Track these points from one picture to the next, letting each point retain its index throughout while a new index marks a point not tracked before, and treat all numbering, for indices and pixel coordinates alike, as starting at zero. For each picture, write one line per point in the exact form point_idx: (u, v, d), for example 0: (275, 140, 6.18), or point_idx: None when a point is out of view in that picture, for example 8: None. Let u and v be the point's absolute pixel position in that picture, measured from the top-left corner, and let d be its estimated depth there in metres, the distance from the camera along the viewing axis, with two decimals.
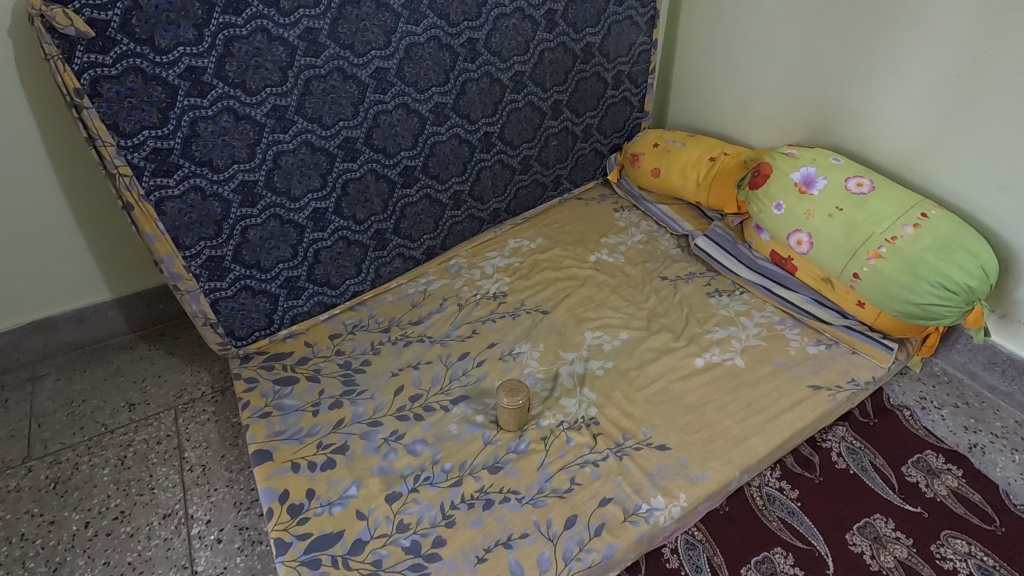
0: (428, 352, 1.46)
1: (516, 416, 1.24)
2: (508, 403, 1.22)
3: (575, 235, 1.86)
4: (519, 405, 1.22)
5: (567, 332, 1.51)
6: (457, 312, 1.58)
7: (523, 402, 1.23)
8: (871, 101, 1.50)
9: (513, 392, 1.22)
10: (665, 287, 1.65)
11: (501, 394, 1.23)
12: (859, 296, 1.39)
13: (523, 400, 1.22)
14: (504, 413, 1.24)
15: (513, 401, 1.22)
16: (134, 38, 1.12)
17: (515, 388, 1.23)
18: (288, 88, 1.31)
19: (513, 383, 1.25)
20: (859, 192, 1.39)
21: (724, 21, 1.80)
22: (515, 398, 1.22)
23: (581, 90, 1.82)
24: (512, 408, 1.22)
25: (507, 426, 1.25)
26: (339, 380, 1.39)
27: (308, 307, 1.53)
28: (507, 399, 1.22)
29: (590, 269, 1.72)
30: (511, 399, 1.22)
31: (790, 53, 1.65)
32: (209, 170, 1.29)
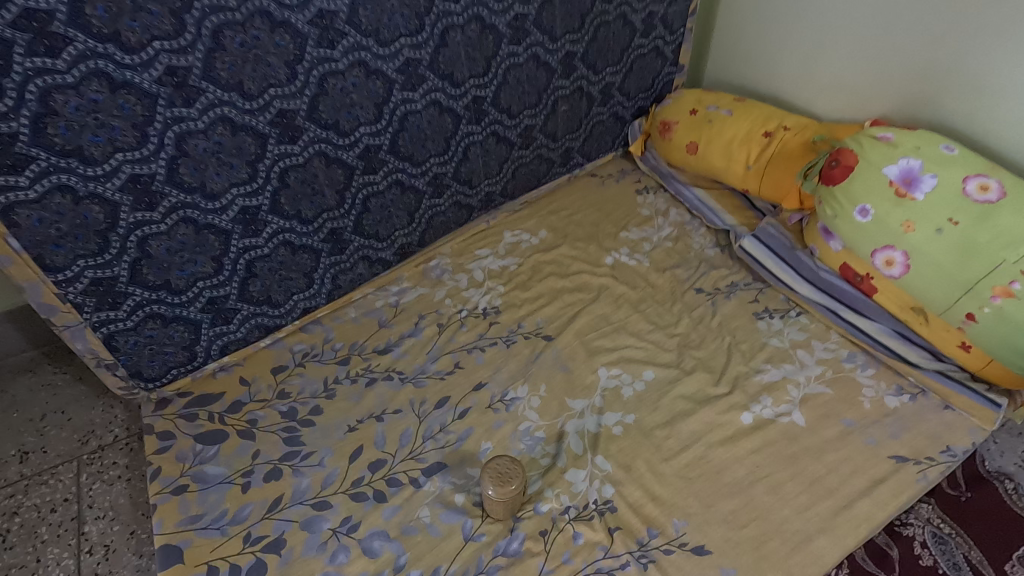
0: (397, 396, 1.14)
1: (508, 507, 0.94)
2: (497, 493, 0.92)
3: (586, 227, 1.49)
4: (511, 496, 0.92)
5: (575, 370, 1.18)
6: (435, 336, 1.25)
7: (516, 492, 0.92)
8: (1003, 58, 1.09)
9: (502, 480, 0.92)
10: (700, 304, 1.31)
11: (486, 480, 0.93)
12: (965, 338, 1.06)
13: (517, 489, 0.92)
14: (493, 504, 0.94)
15: (503, 490, 0.91)
16: None
17: (506, 471, 0.93)
18: (187, 42, 0.91)
19: (501, 462, 0.95)
20: (981, 200, 1.02)
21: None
22: (507, 487, 0.91)
23: (602, 39, 1.40)
24: (502, 499, 0.92)
25: (496, 515, 0.95)
26: (280, 437, 1.07)
27: (242, 333, 1.19)
28: (495, 488, 0.92)
29: (605, 277, 1.37)
30: (501, 488, 0.91)
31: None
32: (79, 163, 0.91)
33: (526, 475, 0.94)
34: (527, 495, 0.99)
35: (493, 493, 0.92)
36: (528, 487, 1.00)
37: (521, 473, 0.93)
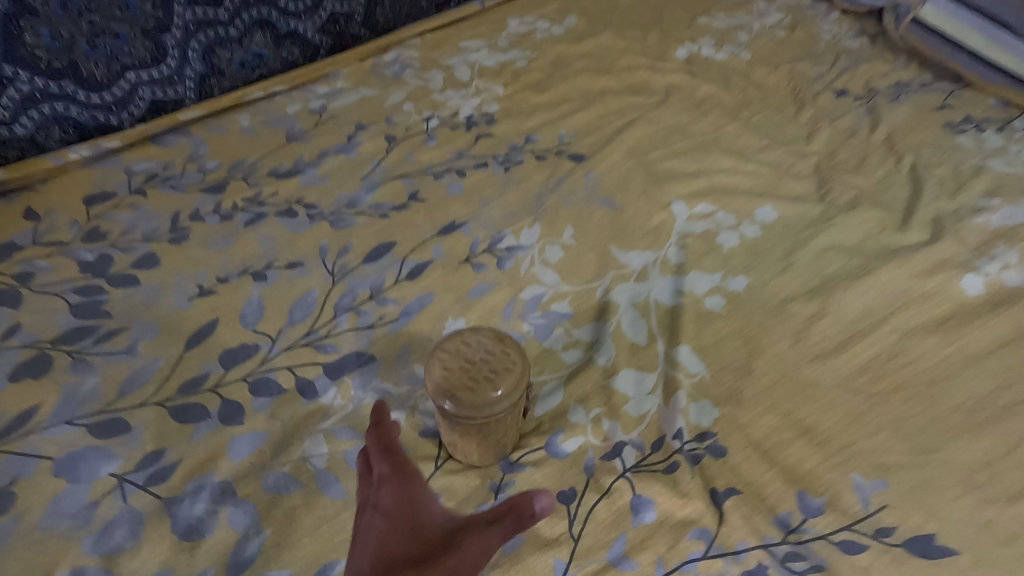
0: (297, 242, 0.62)
1: (490, 438, 0.42)
2: (459, 413, 0.38)
3: (642, 13, 0.92)
4: (495, 417, 0.39)
5: (629, 204, 0.64)
6: (381, 153, 0.72)
7: (506, 410, 0.39)
8: None
9: (470, 381, 0.38)
10: (846, 111, 0.74)
11: (432, 381, 0.39)
12: None
13: (508, 402, 0.38)
14: (454, 430, 0.41)
15: (471, 406, 0.38)
16: None
17: (478, 364, 0.39)
18: None
19: (467, 343, 0.40)
20: None
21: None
22: (482, 396, 0.38)
23: None
24: (471, 424, 0.39)
25: (465, 452, 0.44)
26: (68, 305, 0.56)
27: (29, 132, 0.67)
28: (455, 400, 0.38)
29: (676, 74, 0.81)
30: (467, 400, 0.38)
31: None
32: None
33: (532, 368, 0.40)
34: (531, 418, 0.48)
35: (449, 413, 0.39)
36: (535, 405, 0.49)
37: (517, 365, 0.39)
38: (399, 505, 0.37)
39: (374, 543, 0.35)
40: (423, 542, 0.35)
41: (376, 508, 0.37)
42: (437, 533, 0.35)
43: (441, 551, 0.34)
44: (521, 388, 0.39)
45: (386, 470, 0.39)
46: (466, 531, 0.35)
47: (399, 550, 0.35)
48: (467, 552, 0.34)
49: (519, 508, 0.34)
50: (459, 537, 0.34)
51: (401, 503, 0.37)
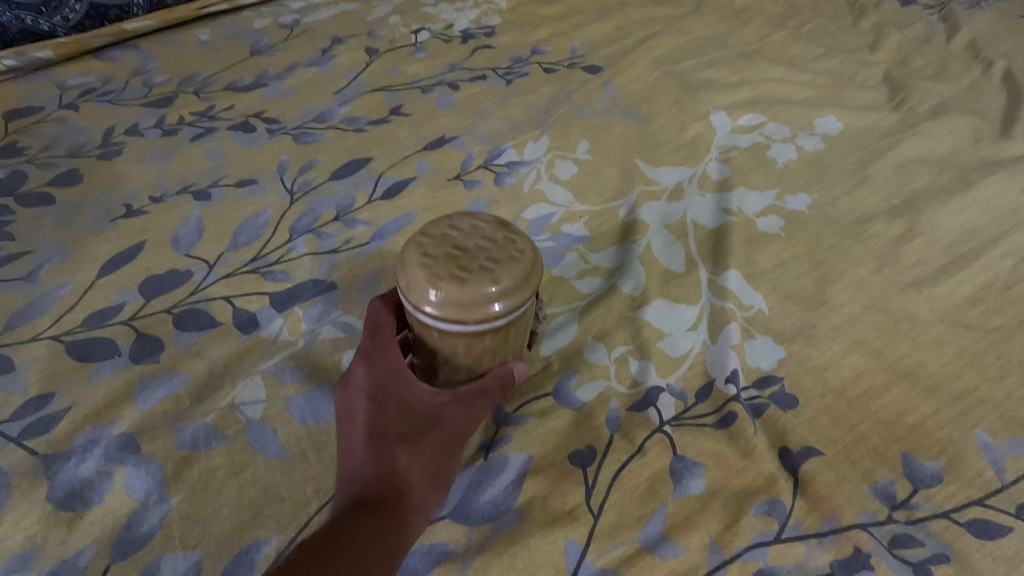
0: (252, 158, 0.51)
1: (482, 366, 0.31)
2: (442, 317, 0.27)
3: None
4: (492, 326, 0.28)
5: (658, 116, 0.53)
6: (360, 66, 0.60)
7: (508, 315, 0.28)
8: None
9: (460, 271, 0.27)
10: (915, 18, 0.62)
11: (406, 272, 0.27)
12: None
13: (513, 305, 0.27)
14: (433, 353, 0.30)
15: (461, 306, 0.26)
16: None
17: (472, 251, 0.27)
18: None
19: (457, 226, 0.29)
20: None
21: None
22: (478, 290, 0.26)
23: None
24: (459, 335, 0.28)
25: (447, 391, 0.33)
26: None
27: None
28: (437, 296, 0.26)
29: None
30: (456, 298, 0.26)
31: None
32: None
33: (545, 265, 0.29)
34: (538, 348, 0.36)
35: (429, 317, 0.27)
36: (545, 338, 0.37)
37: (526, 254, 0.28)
38: (381, 381, 0.31)
39: (359, 425, 0.30)
40: (410, 418, 0.30)
41: (355, 386, 0.31)
42: (425, 408, 0.31)
43: (431, 425, 0.30)
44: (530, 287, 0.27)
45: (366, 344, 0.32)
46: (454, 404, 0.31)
47: (389, 428, 0.30)
48: (458, 423, 0.30)
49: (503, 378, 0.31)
50: (450, 409, 0.30)
51: (384, 379, 0.31)
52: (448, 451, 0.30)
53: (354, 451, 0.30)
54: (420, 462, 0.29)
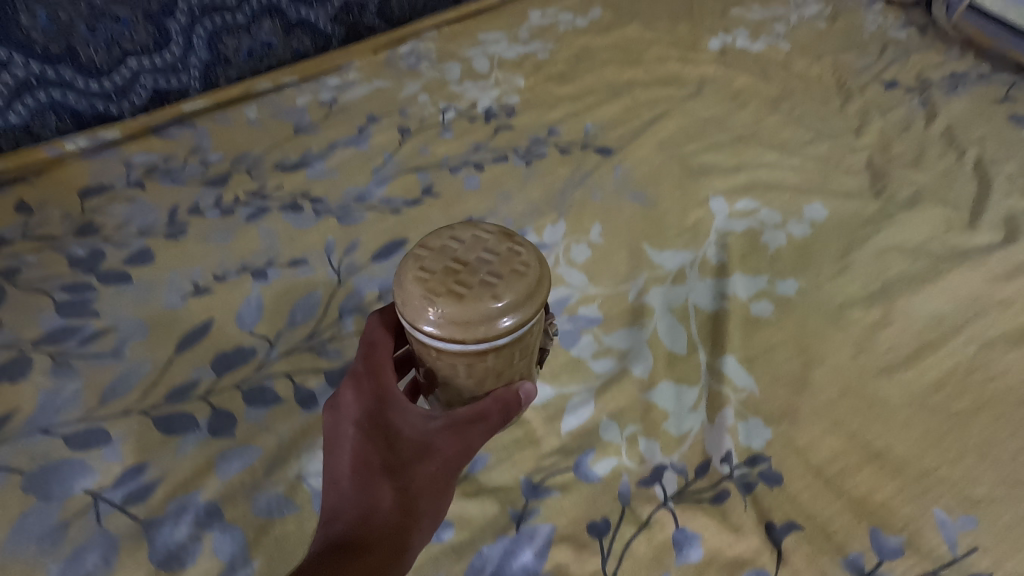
0: (301, 239, 0.57)
1: (485, 387, 0.36)
2: (442, 334, 0.31)
3: (671, 4, 0.87)
4: (492, 343, 0.32)
5: (663, 199, 0.59)
6: (395, 146, 0.67)
7: (511, 333, 0.31)
8: None
9: (459, 286, 0.31)
10: (897, 102, 0.69)
11: (407, 286, 0.32)
12: None
13: (511, 323, 0.31)
14: (439, 368, 0.35)
15: (461, 322, 0.30)
16: None
17: (471, 266, 0.32)
18: None
19: (458, 242, 0.33)
20: None
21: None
22: (476, 307, 0.30)
23: None
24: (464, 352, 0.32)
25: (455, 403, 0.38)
26: (53, 303, 0.52)
27: (22, 121, 0.63)
28: (438, 310, 0.31)
29: (711, 65, 0.76)
30: (455, 314, 0.30)
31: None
32: None
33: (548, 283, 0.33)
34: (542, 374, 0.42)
35: (429, 334, 0.31)
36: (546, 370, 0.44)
37: (529, 273, 0.32)
38: (372, 411, 0.36)
39: (348, 455, 0.35)
40: (398, 450, 0.35)
41: (348, 416, 0.36)
42: (414, 438, 0.36)
43: (417, 457, 0.35)
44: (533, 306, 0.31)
45: (362, 374, 0.37)
46: (443, 433, 0.35)
47: (375, 461, 0.35)
48: (446, 453, 0.35)
49: (505, 403, 0.36)
50: (438, 439, 0.35)
51: (375, 410, 0.36)
52: (434, 474, 0.35)
53: (341, 481, 0.34)
54: (404, 494, 0.34)
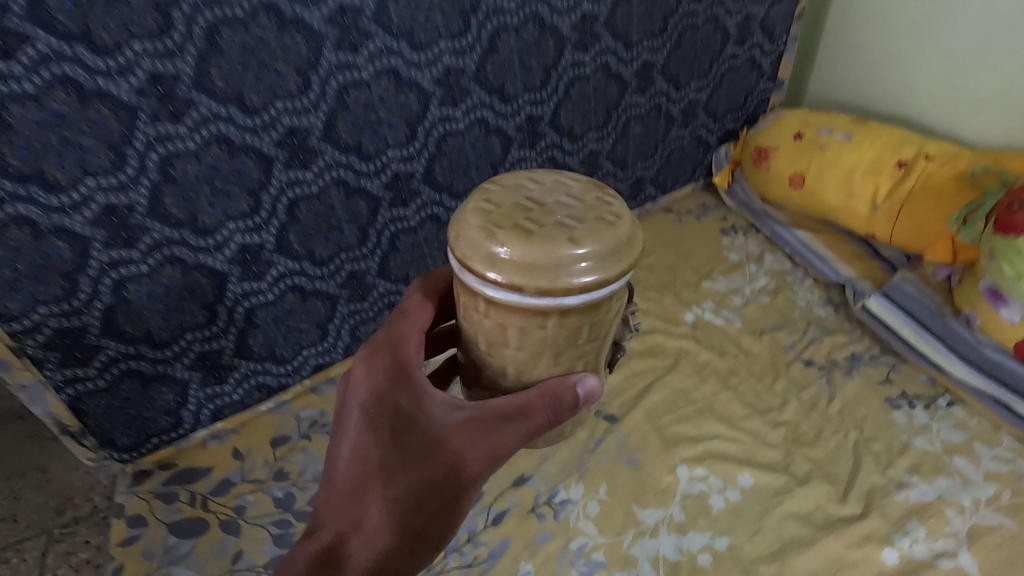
0: None
1: (546, 341, 0.50)
2: (510, 281, 0.44)
3: (661, 273, 1.22)
4: (555, 298, 0.44)
5: (648, 465, 0.91)
6: None
7: (578, 292, 0.44)
8: None
9: (533, 225, 0.44)
10: (811, 381, 1.01)
11: (483, 227, 0.45)
12: None
13: (576, 279, 0.43)
14: (498, 319, 0.49)
15: (527, 260, 0.43)
16: (38, 17, 0.64)
17: (546, 210, 0.46)
18: (175, 43, 0.72)
19: (538, 193, 0.47)
20: None
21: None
22: (550, 246, 0.43)
23: (687, 46, 1.13)
24: (530, 310, 0.46)
25: (498, 378, 0.55)
26: (270, 535, 0.86)
27: (240, 396, 1.00)
28: (511, 244, 0.44)
29: (686, 338, 1.09)
30: (523, 253, 0.43)
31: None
32: (40, 190, 0.73)
33: (630, 260, 0.46)
34: (599, 365, 0.57)
35: (495, 284, 0.44)
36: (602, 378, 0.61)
37: (608, 234, 0.45)
38: (382, 409, 0.60)
39: (358, 443, 0.60)
40: (396, 452, 0.59)
41: (363, 405, 0.60)
42: (419, 442, 0.58)
43: (412, 462, 0.58)
44: (604, 269, 0.44)
45: (381, 375, 0.60)
46: (442, 447, 0.57)
47: (378, 458, 0.59)
48: (434, 456, 0.58)
49: (542, 400, 0.52)
50: (436, 445, 0.58)
51: (386, 410, 0.60)
52: (420, 474, 0.58)
53: (352, 461, 0.61)
54: (394, 486, 0.59)
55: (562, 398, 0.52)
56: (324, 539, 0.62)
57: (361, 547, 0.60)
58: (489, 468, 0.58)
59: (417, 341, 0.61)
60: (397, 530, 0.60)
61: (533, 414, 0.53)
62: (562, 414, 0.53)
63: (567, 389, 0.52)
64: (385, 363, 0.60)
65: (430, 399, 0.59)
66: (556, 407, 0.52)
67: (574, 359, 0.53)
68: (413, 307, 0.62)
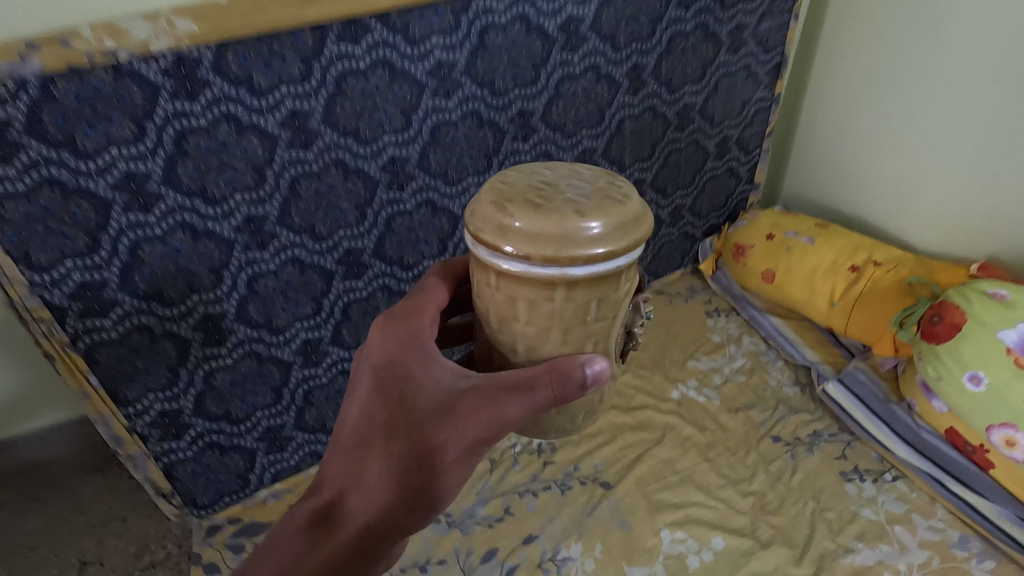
0: (442, 543, 1.07)
1: (551, 326, 0.52)
2: (521, 251, 0.46)
3: (652, 352, 1.41)
4: (562, 269, 0.46)
5: (636, 528, 1.08)
6: (488, 472, 1.18)
7: (583, 262, 0.46)
8: None
9: (543, 202, 0.47)
10: (778, 455, 1.18)
11: (491, 205, 0.48)
12: None
13: (584, 249, 0.45)
14: (508, 295, 0.51)
15: (534, 229, 0.46)
16: (182, 189, 0.91)
17: (557, 191, 0.49)
18: (266, 193, 0.97)
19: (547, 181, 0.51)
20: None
21: (872, 17, 1.32)
22: (559, 221, 0.45)
23: (673, 164, 1.35)
24: (537, 281, 0.48)
25: (508, 358, 0.55)
26: None
27: (294, 460, 1.24)
28: (520, 220, 0.46)
29: (672, 414, 1.27)
30: (531, 224, 0.46)
31: (992, 65, 1.14)
32: (159, 305, 0.97)
33: (638, 236, 0.48)
34: (609, 355, 0.56)
35: (509, 257, 0.47)
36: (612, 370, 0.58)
37: (615, 209, 0.47)
38: (393, 370, 0.61)
39: (367, 403, 0.61)
40: (401, 412, 0.59)
41: (374, 365, 0.62)
42: (427, 404, 0.57)
43: (418, 424, 0.57)
44: (613, 242, 0.46)
45: (392, 337, 0.62)
46: (450, 408, 0.55)
47: (384, 417, 0.60)
48: (440, 421, 0.56)
49: (552, 370, 0.50)
50: (446, 406, 0.56)
51: (396, 371, 0.60)
52: (423, 437, 0.57)
53: (360, 417, 0.61)
54: (397, 443, 0.58)
55: (568, 374, 0.50)
56: (328, 493, 0.62)
57: (360, 502, 0.60)
58: (491, 439, 0.55)
59: (432, 314, 0.64)
60: (395, 489, 0.59)
61: (538, 388, 0.50)
62: (569, 392, 0.51)
63: (573, 368, 0.50)
64: (401, 330, 0.62)
65: (440, 367, 0.59)
66: (562, 382, 0.50)
67: (583, 339, 0.53)
68: (430, 287, 0.66)
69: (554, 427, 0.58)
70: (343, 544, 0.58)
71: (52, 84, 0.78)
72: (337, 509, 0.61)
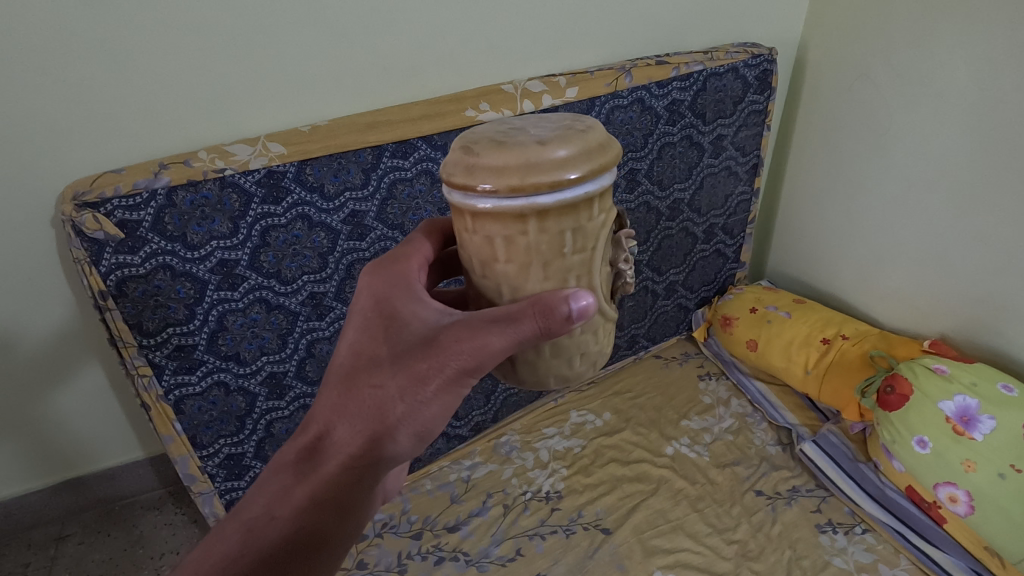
0: None
1: (528, 253, 0.56)
2: (490, 187, 0.51)
3: (649, 411, 1.58)
4: (529, 197, 0.51)
5: (632, 570, 1.22)
6: (501, 517, 1.33)
7: (549, 189, 0.50)
8: (1004, 282, 1.24)
9: (504, 139, 0.52)
10: (759, 507, 1.33)
11: (458, 152, 0.54)
12: (979, 538, 1.13)
13: (548, 174, 0.50)
14: (484, 232, 0.56)
15: (499, 163, 0.50)
16: (262, 272, 1.12)
17: (520, 132, 0.54)
18: (327, 273, 1.19)
19: (511, 126, 0.57)
20: (974, 428, 1.14)
21: (829, 135, 1.54)
22: (521, 154, 0.50)
23: (666, 247, 1.57)
24: (509, 216, 0.53)
25: (494, 301, 0.60)
26: None
27: None
28: (483, 159, 0.51)
29: (665, 468, 1.43)
30: (497, 159, 0.50)
31: (925, 178, 1.34)
32: (234, 363, 1.17)
33: (602, 159, 0.52)
34: (596, 291, 0.61)
35: (482, 193, 0.51)
36: (602, 308, 0.63)
37: (578, 137, 0.52)
38: (382, 309, 0.65)
39: (356, 340, 0.65)
40: (388, 347, 0.62)
41: (365, 303, 0.66)
42: (411, 341, 0.61)
43: (402, 360, 0.61)
44: (580, 166, 0.51)
45: (382, 278, 0.67)
46: (433, 345, 0.59)
47: (370, 354, 0.63)
48: (424, 358, 0.59)
49: (537, 304, 0.55)
50: (429, 342, 0.59)
51: (385, 309, 0.64)
52: (405, 372, 0.60)
53: (348, 354, 0.65)
54: (381, 377, 0.62)
55: (552, 307, 0.54)
56: (313, 428, 0.66)
57: (345, 432, 0.64)
58: (475, 369, 0.58)
59: (419, 261, 0.70)
60: (380, 419, 0.62)
61: (522, 321, 0.55)
62: (554, 324, 0.55)
63: (558, 301, 0.55)
64: (390, 274, 0.67)
65: (428, 307, 0.64)
66: (546, 315, 0.54)
67: (563, 274, 0.58)
68: (416, 241, 0.72)
69: (553, 371, 0.64)
70: (329, 473, 0.64)
71: (174, 193, 1.00)
72: (326, 441, 0.66)
